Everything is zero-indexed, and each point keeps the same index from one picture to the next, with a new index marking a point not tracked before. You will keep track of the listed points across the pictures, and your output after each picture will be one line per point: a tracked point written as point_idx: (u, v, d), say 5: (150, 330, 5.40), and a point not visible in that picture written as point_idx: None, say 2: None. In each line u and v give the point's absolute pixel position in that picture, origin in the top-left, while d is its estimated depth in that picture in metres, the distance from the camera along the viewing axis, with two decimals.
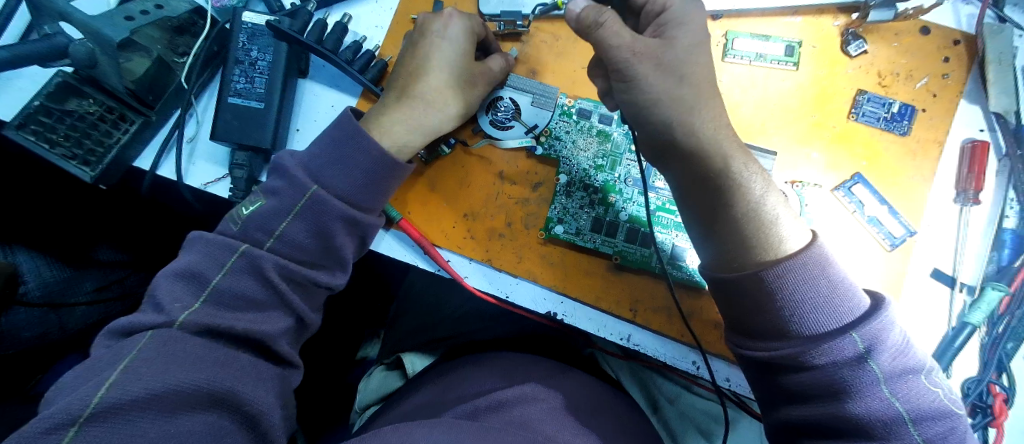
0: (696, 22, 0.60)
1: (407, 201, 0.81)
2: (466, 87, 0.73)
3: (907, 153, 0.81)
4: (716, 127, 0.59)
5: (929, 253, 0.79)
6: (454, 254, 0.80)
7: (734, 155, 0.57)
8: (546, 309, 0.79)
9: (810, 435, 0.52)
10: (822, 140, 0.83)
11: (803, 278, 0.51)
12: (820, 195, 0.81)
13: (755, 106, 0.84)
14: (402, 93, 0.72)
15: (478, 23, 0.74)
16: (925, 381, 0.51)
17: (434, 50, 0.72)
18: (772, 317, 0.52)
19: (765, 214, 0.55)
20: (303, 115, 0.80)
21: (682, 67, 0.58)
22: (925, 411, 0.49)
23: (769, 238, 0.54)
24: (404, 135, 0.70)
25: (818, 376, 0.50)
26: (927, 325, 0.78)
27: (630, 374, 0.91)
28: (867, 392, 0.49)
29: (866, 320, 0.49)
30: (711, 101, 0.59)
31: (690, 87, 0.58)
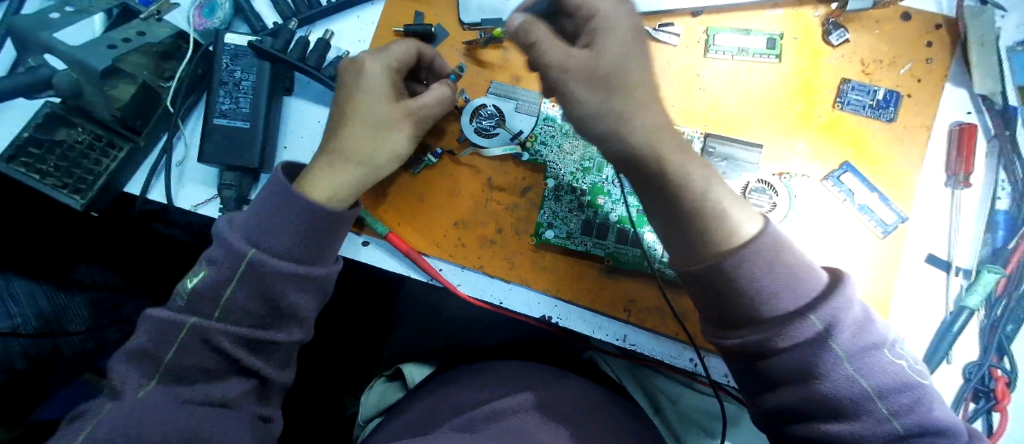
0: (626, 30, 0.58)
1: (397, 212, 0.81)
2: (399, 124, 0.69)
3: (894, 139, 0.81)
4: (652, 131, 0.57)
5: (921, 238, 0.79)
6: (445, 263, 0.80)
7: (676, 156, 0.56)
8: (540, 314, 0.79)
9: (792, 420, 0.51)
10: (808, 131, 0.83)
11: (761, 266, 0.50)
12: (808, 185, 0.81)
13: (738, 100, 0.84)
14: (333, 139, 0.68)
15: (397, 59, 0.69)
16: (889, 355, 0.51)
17: (354, 96, 0.68)
18: (735, 306, 0.52)
19: (709, 206, 0.55)
20: (288, 134, 0.81)
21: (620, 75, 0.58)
22: (889, 385, 0.49)
23: (722, 226, 0.54)
24: (345, 189, 0.67)
25: (786, 360, 0.50)
26: (925, 310, 0.77)
27: (630, 376, 0.89)
28: (834, 373, 0.49)
29: (823, 301, 0.49)
30: (648, 105, 0.58)
31: (621, 98, 0.58)
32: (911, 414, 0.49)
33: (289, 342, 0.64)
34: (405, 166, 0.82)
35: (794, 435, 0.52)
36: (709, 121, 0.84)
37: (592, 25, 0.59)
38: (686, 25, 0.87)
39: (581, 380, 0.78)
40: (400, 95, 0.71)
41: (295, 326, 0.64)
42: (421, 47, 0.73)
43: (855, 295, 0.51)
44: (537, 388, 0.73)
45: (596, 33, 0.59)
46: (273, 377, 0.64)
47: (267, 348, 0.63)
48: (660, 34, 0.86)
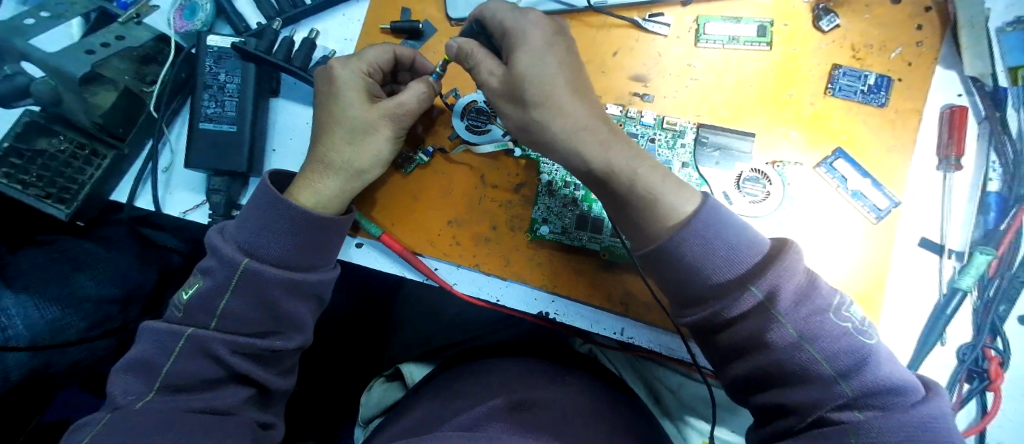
0: (537, 39, 0.57)
1: (391, 214, 0.81)
2: (379, 129, 0.66)
3: (885, 124, 0.81)
4: (590, 129, 0.56)
5: (914, 222, 0.79)
6: (441, 263, 0.80)
7: (609, 147, 0.56)
8: (537, 310, 0.79)
9: (754, 390, 0.51)
10: (800, 119, 0.82)
11: (699, 244, 0.50)
12: (801, 173, 0.81)
13: (729, 90, 0.84)
14: (315, 147, 0.67)
15: (367, 63, 0.67)
16: (834, 318, 0.48)
17: (329, 103, 0.66)
18: (685, 281, 0.51)
19: (659, 200, 0.54)
20: (276, 136, 0.79)
21: (546, 85, 0.55)
22: (835, 347, 0.47)
23: (660, 207, 0.54)
24: (335, 197, 0.66)
25: (740, 331, 0.49)
26: (919, 294, 0.78)
27: (631, 370, 0.92)
28: (780, 341, 0.48)
29: (761, 272, 0.48)
30: (569, 106, 0.56)
31: (540, 113, 0.56)
32: (858, 375, 0.47)
33: (287, 349, 0.63)
34: (398, 166, 0.81)
35: (757, 404, 0.51)
36: (702, 111, 0.83)
37: (511, 39, 0.58)
38: (675, 15, 0.87)
39: (584, 377, 0.79)
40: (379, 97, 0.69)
41: (293, 334, 0.63)
42: (391, 46, 0.70)
43: (801, 261, 0.49)
44: (538, 389, 0.73)
45: (512, 48, 0.57)
46: (272, 384, 0.62)
47: (265, 357, 0.62)
48: (650, 24, 0.86)
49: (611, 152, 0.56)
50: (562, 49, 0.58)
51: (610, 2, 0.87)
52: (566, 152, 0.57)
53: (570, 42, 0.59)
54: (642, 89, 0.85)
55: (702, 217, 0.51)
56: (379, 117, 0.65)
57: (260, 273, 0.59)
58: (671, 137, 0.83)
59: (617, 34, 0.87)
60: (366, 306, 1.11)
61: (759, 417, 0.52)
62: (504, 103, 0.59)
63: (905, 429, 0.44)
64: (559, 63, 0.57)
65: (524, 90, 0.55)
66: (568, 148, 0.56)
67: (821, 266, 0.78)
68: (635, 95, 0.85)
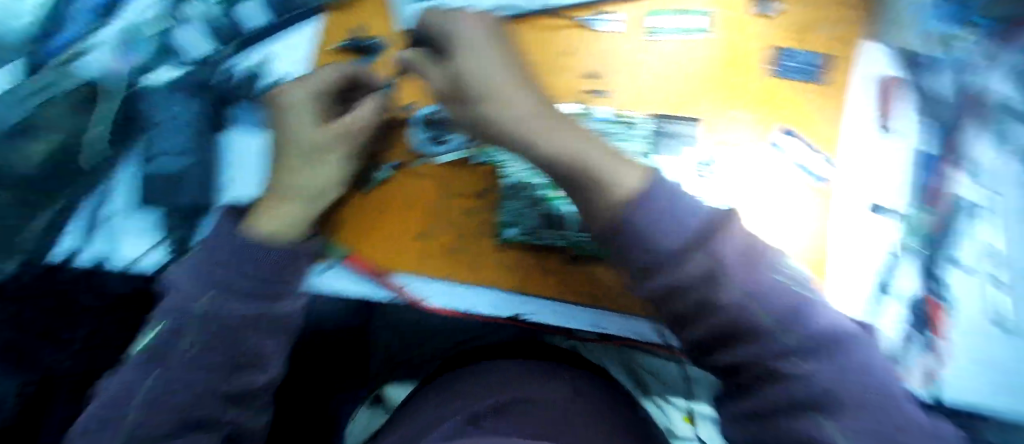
0: (467, 41, 0.64)
1: (355, 235, 0.79)
2: (331, 149, 0.75)
3: (824, 99, 0.85)
4: (530, 120, 0.60)
5: (855, 190, 0.84)
6: (409, 277, 0.79)
7: (544, 136, 0.60)
8: (511, 312, 0.80)
9: (710, 351, 0.51)
10: (748, 101, 0.85)
11: (645, 213, 0.50)
12: (751, 152, 0.84)
13: (680, 79, 0.85)
14: (281, 171, 0.75)
15: (314, 86, 0.75)
16: (774, 274, 0.50)
17: (288, 127, 0.75)
18: (634, 250, 0.51)
19: (602, 179, 0.54)
20: (234, 168, 0.80)
21: (485, 81, 0.62)
22: (777, 302, 0.48)
23: (601, 183, 0.54)
24: (296, 213, 0.72)
25: (691, 298, 0.49)
26: (863, 254, 0.83)
27: (616, 360, 0.94)
28: (730, 303, 0.47)
29: (707, 237, 0.49)
30: (507, 98, 0.61)
31: (482, 107, 0.61)
32: (800, 326, 0.47)
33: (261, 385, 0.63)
34: (355, 183, 0.79)
35: (717, 366, 0.51)
36: (654, 101, 0.85)
37: (444, 41, 0.64)
38: (625, 9, 0.87)
39: (567, 369, 0.81)
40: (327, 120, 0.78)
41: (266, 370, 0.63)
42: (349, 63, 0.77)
43: (738, 225, 0.52)
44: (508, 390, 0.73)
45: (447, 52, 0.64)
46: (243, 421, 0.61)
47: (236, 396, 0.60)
48: (598, 23, 0.87)
49: (551, 136, 0.59)
50: (496, 46, 0.65)
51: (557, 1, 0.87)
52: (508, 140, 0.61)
53: (505, 36, 0.64)
54: (596, 85, 0.86)
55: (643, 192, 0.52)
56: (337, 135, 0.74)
57: (227, 303, 0.61)
58: (624, 128, 0.85)
59: (567, 33, 0.87)
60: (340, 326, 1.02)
61: (723, 379, 0.53)
62: (446, 104, 0.64)
63: (858, 379, 0.45)
64: (498, 59, 0.63)
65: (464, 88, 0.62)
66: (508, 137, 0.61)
67: (775, 238, 0.82)
68: (589, 92, 0.86)
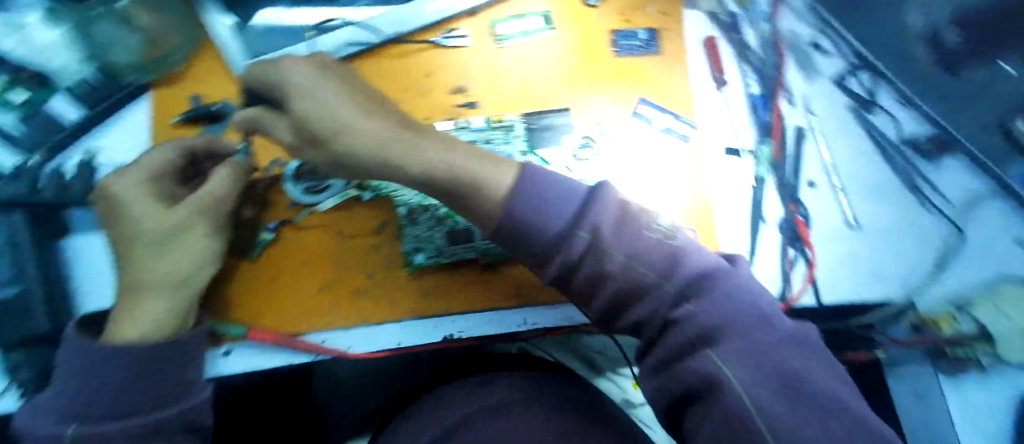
0: (295, 78, 0.60)
1: (256, 306, 0.75)
2: (184, 226, 0.64)
3: (664, 66, 0.94)
4: (395, 139, 0.58)
5: (713, 137, 0.94)
6: (325, 333, 0.75)
7: (416, 154, 0.57)
8: (441, 336, 0.78)
9: (616, 318, 0.56)
10: (602, 81, 0.93)
11: (529, 207, 0.54)
12: (619, 127, 0.91)
13: (541, 77, 0.91)
14: (126, 276, 0.62)
15: (148, 169, 0.65)
16: (647, 232, 0.55)
17: (123, 222, 0.62)
18: (524, 241, 0.55)
19: (488, 190, 0.56)
20: (84, 278, 0.72)
21: (331, 113, 0.58)
22: (652, 258, 0.53)
23: (484, 197, 0.56)
24: (159, 311, 0.61)
25: (585, 271, 0.54)
26: (737, 190, 0.93)
27: (560, 348, 0.96)
28: (615, 267, 0.53)
29: (584, 210, 0.53)
30: (355, 130, 0.57)
31: (340, 143, 0.58)
32: (676, 272, 0.53)
33: None
34: (241, 255, 0.77)
35: (624, 327, 0.56)
36: (522, 102, 0.90)
37: (283, 92, 0.61)
38: (468, 25, 0.92)
39: (509, 378, 0.79)
40: (173, 199, 0.66)
41: None
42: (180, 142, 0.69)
43: (611, 196, 0.55)
44: (448, 413, 0.73)
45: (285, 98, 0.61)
46: None
47: None
48: (449, 41, 0.90)
49: (423, 150, 0.58)
50: (332, 77, 0.62)
51: (404, 30, 0.88)
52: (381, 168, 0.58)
53: (338, 71, 0.63)
54: (464, 99, 0.89)
55: (517, 185, 0.55)
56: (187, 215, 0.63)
57: (96, 431, 0.52)
58: (504, 134, 0.86)
59: (424, 57, 0.89)
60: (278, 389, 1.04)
61: (635, 337, 0.57)
62: (307, 155, 0.62)
63: (735, 302, 0.51)
64: (336, 90, 0.60)
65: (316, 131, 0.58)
66: (380, 166, 0.58)
67: (659, 196, 0.88)
68: (460, 106, 0.88)
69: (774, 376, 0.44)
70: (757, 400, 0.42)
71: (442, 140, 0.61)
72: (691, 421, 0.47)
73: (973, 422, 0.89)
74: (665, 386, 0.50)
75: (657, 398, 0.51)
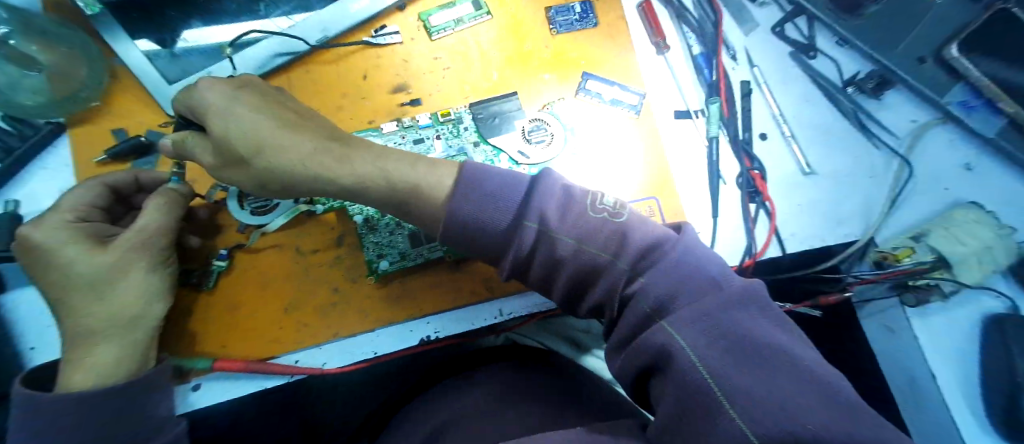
0: (212, 97, 0.57)
1: (219, 337, 0.73)
2: (123, 264, 0.62)
3: (605, 38, 0.93)
4: (321, 154, 0.59)
5: (664, 101, 0.95)
6: (297, 353, 0.74)
7: (361, 165, 0.60)
8: (416, 340, 0.77)
9: (579, 300, 0.57)
10: (545, 63, 0.91)
11: (472, 203, 0.54)
12: (568, 105, 0.90)
13: (481, 66, 0.89)
14: (68, 324, 0.60)
15: (70, 211, 0.62)
16: (593, 212, 0.55)
17: (51, 270, 0.60)
18: (474, 239, 0.55)
19: (424, 186, 0.59)
20: (32, 332, 0.72)
21: (254, 134, 0.57)
22: (602, 237, 0.54)
23: (421, 194, 0.59)
24: (113, 355, 0.60)
25: (539, 260, 0.55)
26: (691, 152, 0.94)
27: (544, 331, 0.94)
28: (566, 252, 0.53)
29: (526, 198, 0.54)
30: (285, 145, 0.58)
31: (263, 160, 0.58)
32: (627, 246, 0.53)
33: None
34: (196, 286, 0.74)
35: (587, 310, 0.57)
36: (467, 92, 0.88)
37: (197, 113, 0.58)
38: (398, 20, 0.89)
39: (490, 373, 0.77)
40: (104, 236, 0.64)
41: None
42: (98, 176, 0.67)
43: (555, 182, 0.56)
44: (434, 413, 0.73)
45: (202, 118, 0.58)
46: None
47: None
48: (381, 39, 0.87)
49: (354, 162, 0.60)
50: (250, 96, 0.59)
51: (331, 34, 0.84)
52: (315, 181, 0.60)
53: (257, 88, 0.61)
54: (407, 97, 0.86)
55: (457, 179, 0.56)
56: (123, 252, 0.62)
57: None
58: (453, 127, 0.85)
59: (357, 59, 0.86)
60: (270, 414, 1.04)
61: (600, 319, 0.57)
62: (229, 176, 0.61)
63: (686, 267, 0.51)
64: (253, 107, 0.59)
65: (236, 150, 0.57)
66: (306, 179, 0.60)
67: (619, 169, 0.88)
68: (404, 105, 0.86)
69: (721, 340, 0.45)
70: (707, 362, 0.44)
71: (372, 148, 0.63)
72: (655, 391, 0.48)
73: (938, 343, 0.95)
74: (627, 361, 0.50)
75: (623, 374, 0.51)
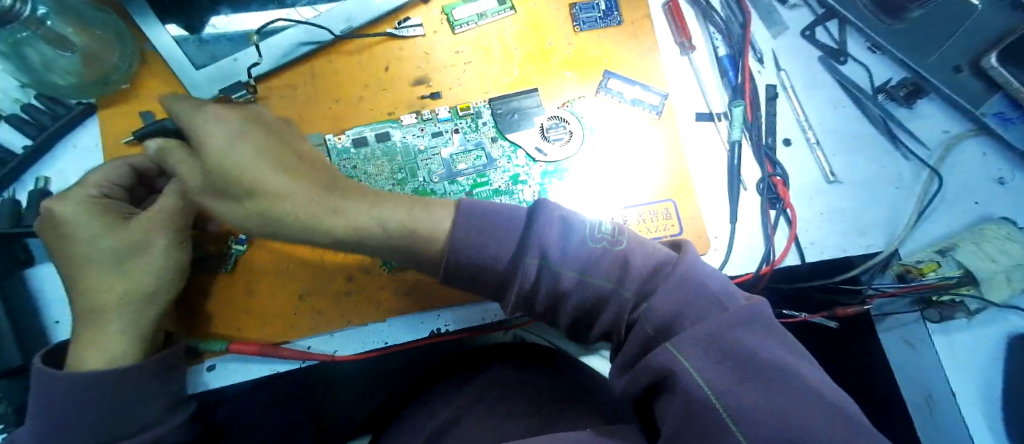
0: (213, 136, 0.61)
1: (235, 319, 0.74)
2: (141, 246, 0.63)
3: (629, 37, 0.92)
4: (316, 201, 0.61)
5: (686, 104, 0.94)
6: (310, 339, 0.76)
7: (359, 209, 0.62)
8: (427, 332, 0.78)
9: (591, 324, 0.56)
10: (567, 60, 0.90)
11: (475, 234, 0.54)
12: (588, 103, 0.89)
13: (502, 63, 0.89)
14: (97, 298, 0.62)
15: (93, 187, 0.64)
16: (590, 243, 0.55)
17: (78, 246, 0.62)
18: (478, 272, 0.54)
19: (421, 232, 0.59)
20: (59, 305, 0.74)
21: (245, 175, 0.60)
22: (603, 267, 0.54)
23: (419, 238, 0.59)
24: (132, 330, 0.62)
25: (543, 294, 0.55)
26: (712, 154, 0.92)
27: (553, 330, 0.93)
28: (569, 285, 0.53)
29: (525, 229, 0.54)
30: (273, 189, 0.61)
31: (255, 200, 0.61)
32: (630, 271, 0.53)
33: None
34: (214, 269, 0.75)
35: (597, 334, 0.57)
36: (488, 87, 0.88)
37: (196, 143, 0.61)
38: (422, 13, 0.89)
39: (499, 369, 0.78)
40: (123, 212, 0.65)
41: None
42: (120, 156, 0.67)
43: (553, 211, 0.55)
44: (439, 410, 0.73)
45: (198, 152, 0.61)
46: None
47: None
48: (404, 31, 0.87)
49: (347, 213, 0.61)
50: (250, 136, 0.63)
51: (355, 24, 0.85)
52: (300, 231, 0.62)
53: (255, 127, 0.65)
54: (427, 90, 0.86)
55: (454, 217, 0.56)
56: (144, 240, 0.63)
57: None
58: (472, 121, 0.85)
59: (379, 51, 0.86)
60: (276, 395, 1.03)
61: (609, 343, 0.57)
62: (212, 205, 0.64)
63: (697, 281, 0.50)
64: (254, 157, 0.61)
65: (228, 188, 0.60)
66: (293, 228, 0.62)
67: (634, 172, 0.88)
68: (424, 98, 0.86)
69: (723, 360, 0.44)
70: (711, 382, 0.43)
71: (366, 197, 0.64)
72: (658, 409, 0.47)
73: (957, 360, 0.93)
74: (633, 378, 0.49)
75: (627, 394, 0.50)
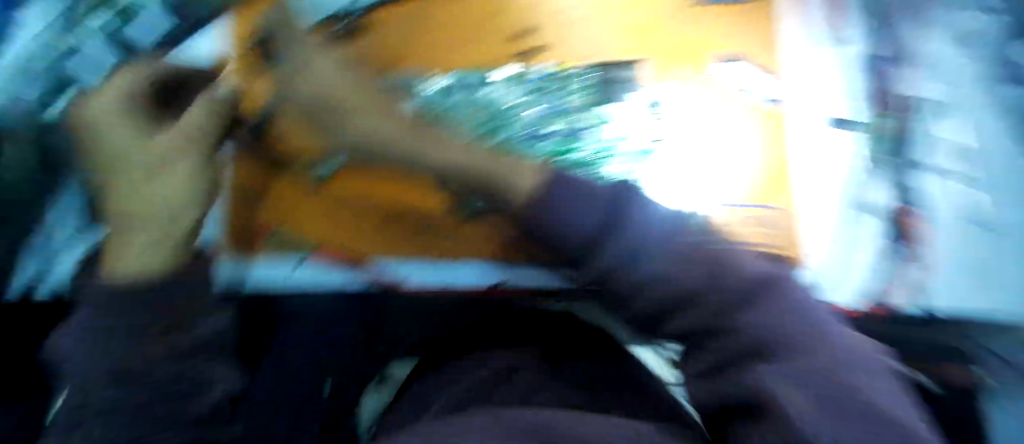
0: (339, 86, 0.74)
1: (313, 228, 0.78)
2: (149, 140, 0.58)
3: (756, 23, 0.85)
4: (421, 138, 0.73)
5: (812, 102, 0.83)
6: (383, 261, 0.79)
7: (452, 148, 0.72)
8: (492, 281, 0.80)
9: (661, 324, 0.52)
10: (682, 37, 0.84)
11: (563, 201, 0.59)
12: (697, 91, 0.84)
13: (611, 28, 0.83)
14: (102, 190, 0.56)
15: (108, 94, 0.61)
16: (677, 241, 0.54)
17: (87, 142, 0.58)
18: (558, 234, 0.59)
19: (498, 181, 0.67)
20: None
21: (370, 109, 0.74)
22: (692, 269, 0.50)
23: (498, 185, 0.67)
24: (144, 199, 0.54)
25: (618, 275, 0.53)
26: (831, 161, 0.82)
27: None
28: (648, 274, 0.51)
29: (604, 206, 0.57)
30: (385, 122, 0.74)
31: (372, 130, 0.74)
32: (721, 280, 0.49)
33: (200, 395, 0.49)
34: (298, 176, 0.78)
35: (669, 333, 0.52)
36: (592, 52, 0.83)
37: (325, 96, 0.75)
38: None
39: None
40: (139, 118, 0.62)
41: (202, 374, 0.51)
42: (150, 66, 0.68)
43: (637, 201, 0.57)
44: None
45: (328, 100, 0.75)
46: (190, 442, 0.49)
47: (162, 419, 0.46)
48: None
49: (443, 144, 0.73)
50: (366, 89, 0.76)
51: None
52: (404, 159, 0.74)
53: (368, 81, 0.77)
54: (528, 44, 0.82)
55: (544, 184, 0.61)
56: (171, 138, 0.58)
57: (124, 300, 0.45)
58: (563, 82, 0.81)
59: None
60: None
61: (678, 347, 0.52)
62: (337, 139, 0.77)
63: (796, 308, 0.46)
64: (370, 102, 0.75)
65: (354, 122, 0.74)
66: (400, 156, 0.74)
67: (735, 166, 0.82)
68: (524, 52, 0.82)
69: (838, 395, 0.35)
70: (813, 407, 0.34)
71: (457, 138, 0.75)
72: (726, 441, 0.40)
73: None
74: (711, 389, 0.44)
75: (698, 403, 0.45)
